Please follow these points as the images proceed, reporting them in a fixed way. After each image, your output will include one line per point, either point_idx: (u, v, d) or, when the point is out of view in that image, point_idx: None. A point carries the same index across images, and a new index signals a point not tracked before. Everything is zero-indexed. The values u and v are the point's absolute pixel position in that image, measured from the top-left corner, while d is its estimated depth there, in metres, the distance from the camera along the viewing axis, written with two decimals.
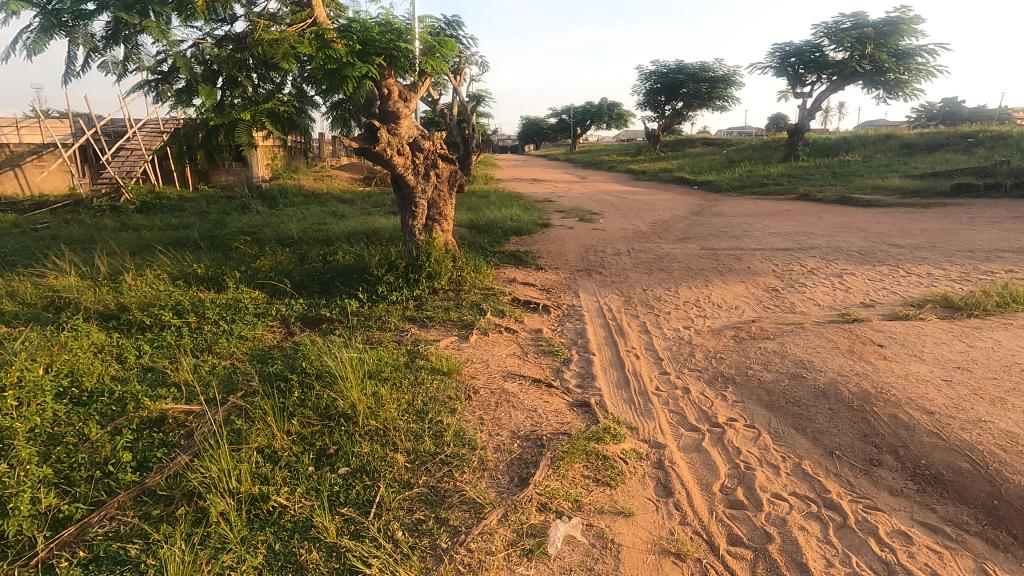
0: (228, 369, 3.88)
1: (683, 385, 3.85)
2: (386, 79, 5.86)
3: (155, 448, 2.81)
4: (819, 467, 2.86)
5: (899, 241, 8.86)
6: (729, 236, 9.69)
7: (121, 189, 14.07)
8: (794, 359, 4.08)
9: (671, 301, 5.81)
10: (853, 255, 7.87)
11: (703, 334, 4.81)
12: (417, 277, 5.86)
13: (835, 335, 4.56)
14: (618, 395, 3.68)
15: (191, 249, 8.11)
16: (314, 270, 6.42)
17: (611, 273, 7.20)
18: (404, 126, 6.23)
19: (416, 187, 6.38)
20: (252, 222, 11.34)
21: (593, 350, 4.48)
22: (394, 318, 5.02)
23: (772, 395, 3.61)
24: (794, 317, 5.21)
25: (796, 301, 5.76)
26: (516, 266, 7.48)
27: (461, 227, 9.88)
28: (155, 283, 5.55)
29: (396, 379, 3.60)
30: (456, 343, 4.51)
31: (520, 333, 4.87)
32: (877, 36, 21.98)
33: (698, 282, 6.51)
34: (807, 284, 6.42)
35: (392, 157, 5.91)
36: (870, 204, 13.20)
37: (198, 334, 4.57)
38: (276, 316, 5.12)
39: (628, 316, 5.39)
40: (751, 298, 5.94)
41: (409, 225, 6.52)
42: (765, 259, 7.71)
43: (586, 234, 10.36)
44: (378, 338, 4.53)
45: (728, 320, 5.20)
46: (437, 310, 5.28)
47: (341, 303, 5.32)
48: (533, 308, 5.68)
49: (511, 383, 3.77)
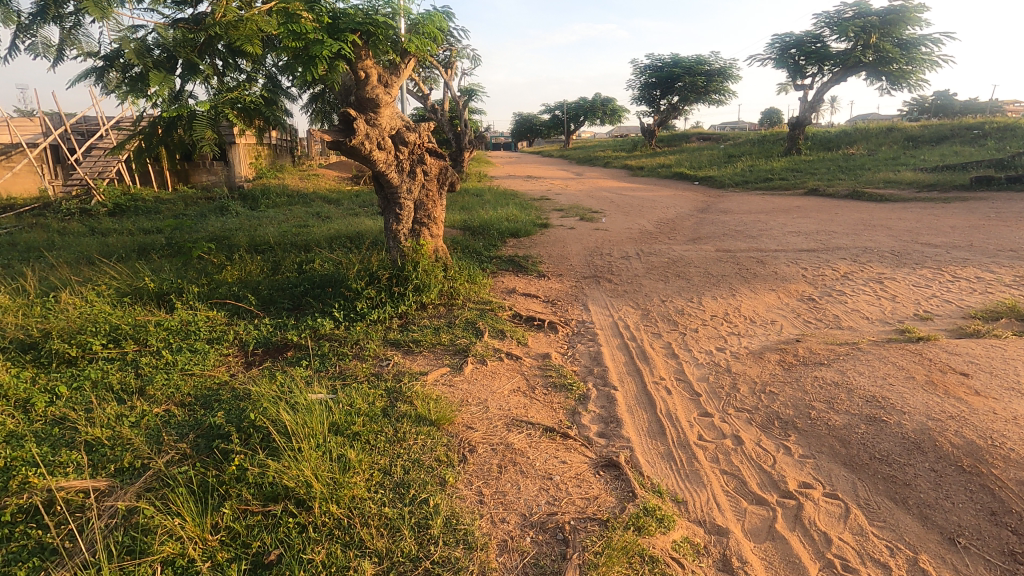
0: (160, 422, 3.08)
1: (733, 432, 3.07)
2: (362, 60, 5.03)
3: (26, 559, 2.02)
4: (944, 565, 2.11)
5: (932, 239, 8.13)
6: (744, 236, 8.93)
7: (92, 191, 13.18)
8: (866, 394, 3.30)
9: (696, 315, 5.04)
10: (887, 257, 7.12)
11: (742, 359, 4.04)
12: (402, 290, 5.06)
13: (904, 360, 3.78)
14: (653, 450, 2.91)
15: (153, 258, 7.27)
16: (285, 283, 5.61)
17: (622, 280, 6.42)
18: (385, 115, 5.34)
19: (400, 187, 5.56)
20: (229, 225, 10.51)
21: (614, 383, 3.70)
22: (374, 343, 4.24)
23: (848, 448, 2.85)
24: (845, 335, 4.44)
25: (840, 314, 5.00)
26: (516, 273, 6.69)
27: (454, 229, 9.07)
28: (96, 303, 4.75)
29: (371, 433, 2.82)
30: (446, 376, 3.70)
31: (524, 360, 4.08)
32: (881, 25, 21.26)
33: (723, 291, 5.74)
34: (846, 292, 5.67)
35: (372, 153, 5.10)
36: (886, 198, 12.54)
37: (132, 366, 3.78)
38: (235, 342, 4.33)
39: (649, 335, 4.61)
40: (787, 310, 5.18)
41: (393, 230, 5.68)
42: (790, 262, 6.95)
43: (589, 234, 9.61)
44: (353, 372, 3.74)
45: (767, 340, 4.44)
46: (425, 331, 4.47)
47: (312, 324, 4.54)
48: (538, 326, 4.88)
49: (517, 434, 2.99)
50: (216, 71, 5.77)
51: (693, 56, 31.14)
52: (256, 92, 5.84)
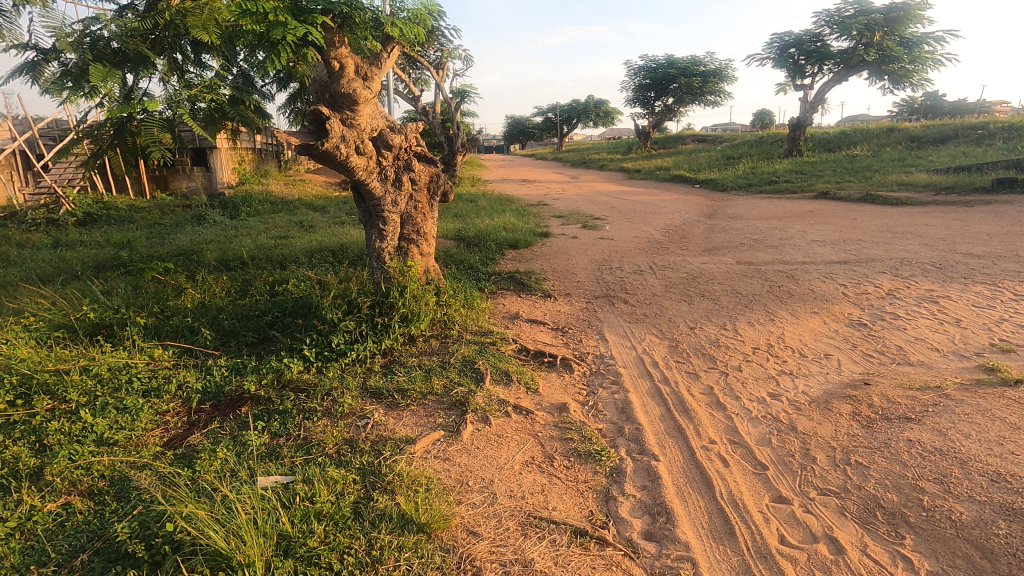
0: (48, 530, 2.27)
1: (824, 530, 2.31)
2: (335, 48, 4.18)
3: None
4: None
5: (970, 248, 7.41)
6: (764, 246, 8.21)
7: (60, 199, 12.26)
8: (987, 470, 2.54)
9: (735, 348, 4.28)
10: (930, 270, 6.40)
11: (806, 411, 3.27)
12: (386, 320, 4.25)
13: (1014, 415, 3.02)
14: (726, 566, 2.15)
15: (108, 278, 6.43)
16: (250, 310, 4.81)
17: (639, 300, 5.67)
18: (365, 114, 4.49)
19: (384, 197, 4.77)
20: (203, 237, 9.66)
21: (655, 449, 2.92)
22: (349, 394, 3.43)
23: (991, 560, 2.08)
24: (921, 375, 3.69)
25: (903, 345, 4.25)
26: (517, 292, 5.92)
27: (447, 240, 8.27)
28: (16, 342, 3.91)
29: (335, 553, 2.03)
30: (439, 445, 2.89)
31: (536, 415, 3.29)
32: (885, 23, 20.62)
33: (759, 315, 4.98)
34: (900, 315, 4.94)
35: (349, 159, 4.32)
36: (902, 202, 11.87)
37: (39, 433, 2.95)
38: (178, 395, 3.50)
39: (685, 376, 3.84)
40: (839, 339, 4.42)
41: (376, 248, 4.86)
42: (824, 277, 6.22)
43: (594, 244, 8.86)
44: (319, 439, 2.93)
45: (828, 382, 3.67)
46: (413, 376, 3.68)
47: (275, 366, 3.75)
48: (549, 364, 4.09)
49: (536, 543, 2.21)
50: (177, 67, 4.89)
51: (688, 57, 30.44)
52: (226, 92, 4.87)
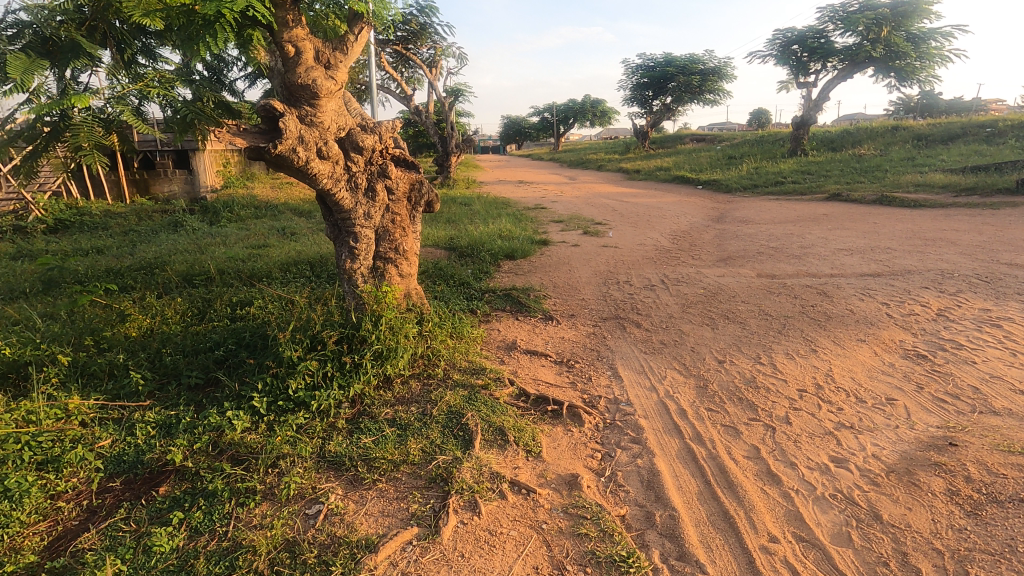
0: None
1: None
2: (289, 29, 3.47)
3: None
4: None
5: (1015, 258, 6.70)
6: (783, 255, 7.51)
7: (29, 205, 11.42)
8: None
9: (778, 391, 3.54)
10: (977, 284, 5.71)
11: (888, 489, 2.53)
12: (357, 359, 3.48)
13: None
14: None
15: (52, 298, 5.66)
16: (199, 343, 4.04)
17: (655, 323, 4.95)
18: (329, 110, 3.73)
19: (354, 209, 4.02)
20: (177, 247, 8.90)
21: (702, 557, 2.18)
22: (300, 466, 2.68)
23: None
24: (1017, 431, 2.95)
25: (979, 385, 3.53)
26: (514, 314, 5.19)
27: (438, 250, 7.54)
28: None
29: None
30: (410, 553, 2.16)
31: (539, 495, 2.55)
32: (891, 17, 19.92)
33: (798, 344, 4.26)
34: (962, 343, 4.22)
35: (310, 164, 3.57)
36: (922, 204, 11.19)
37: None
38: (82, 469, 2.74)
39: (723, 432, 3.10)
40: (898, 377, 3.71)
41: (347, 269, 4.12)
42: (861, 293, 5.51)
43: (598, 253, 8.15)
44: (250, 542, 2.18)
45: (903, 441, 2.94)
46: (383, 437, 2.93)
47: (214, 424, 2.98)
48: (554, 415, 3.33)
49: None
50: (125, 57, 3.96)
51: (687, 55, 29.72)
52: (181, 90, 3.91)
